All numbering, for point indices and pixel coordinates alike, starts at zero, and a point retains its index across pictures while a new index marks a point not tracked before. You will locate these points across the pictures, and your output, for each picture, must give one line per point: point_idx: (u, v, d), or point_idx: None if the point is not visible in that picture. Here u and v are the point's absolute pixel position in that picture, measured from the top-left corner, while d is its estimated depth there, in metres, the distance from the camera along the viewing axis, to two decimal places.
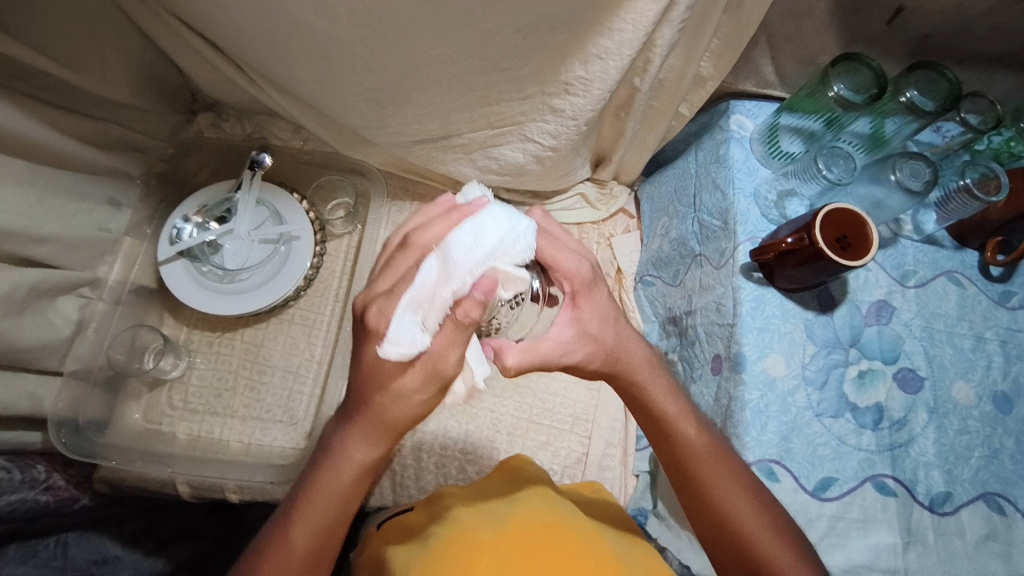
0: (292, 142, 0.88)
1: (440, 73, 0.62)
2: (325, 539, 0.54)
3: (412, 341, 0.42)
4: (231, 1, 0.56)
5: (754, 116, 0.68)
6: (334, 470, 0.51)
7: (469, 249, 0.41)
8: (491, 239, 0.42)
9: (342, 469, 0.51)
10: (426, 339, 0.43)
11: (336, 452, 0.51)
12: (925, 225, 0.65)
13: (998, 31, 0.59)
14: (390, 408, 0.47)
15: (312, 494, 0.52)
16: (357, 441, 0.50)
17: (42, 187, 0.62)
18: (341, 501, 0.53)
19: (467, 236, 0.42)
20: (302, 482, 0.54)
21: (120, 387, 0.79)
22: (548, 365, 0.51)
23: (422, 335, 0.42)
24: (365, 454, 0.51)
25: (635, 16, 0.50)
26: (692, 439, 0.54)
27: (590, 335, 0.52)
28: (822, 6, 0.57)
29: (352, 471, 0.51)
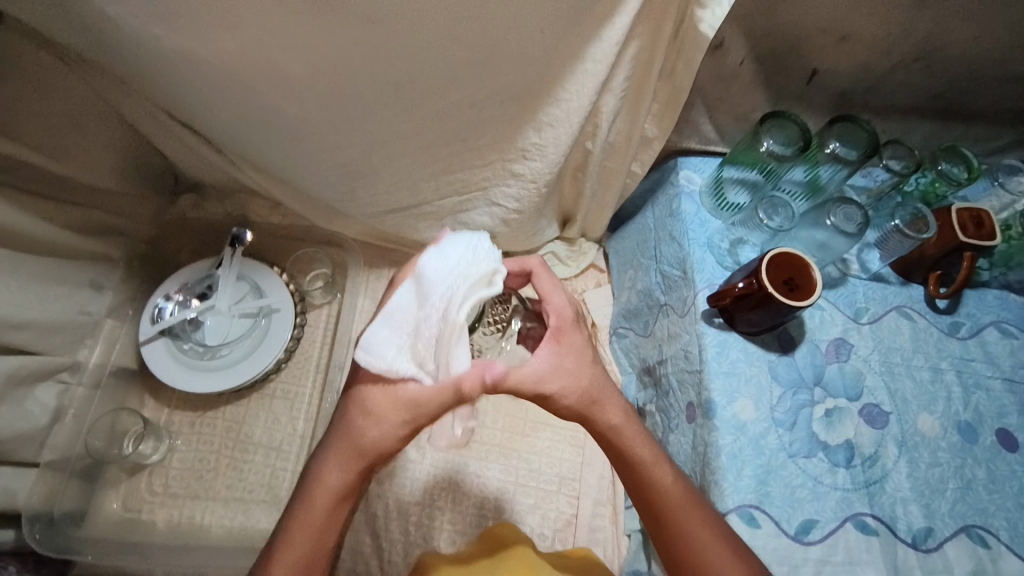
0: (272, 218, 0.92)
1: (405, 146, 0.67)
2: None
3: (386, 358, 0.44)
4: (210, 96, 0.61)
5: (700, 171, 0.74)
6: (312, 499, 0.51)
7: (437, 268, 0.44)
8: (457, 259, 0.44)
9: (320, 496, 0.50)
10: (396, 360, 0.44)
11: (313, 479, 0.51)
12: (870, 264, 0.69)
13: (907, 86, 0.66)
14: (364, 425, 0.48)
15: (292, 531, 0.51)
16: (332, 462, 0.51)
17: (26, 274, 0.64)
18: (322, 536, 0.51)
19: (434, 256, 0.45)
20: (282, 517, 0.52)
21: (97, 476, 0.78)
22: (520, 391, 0.50)
23: (391, 353, 0.44)
24: (340, 480, 0.50)
25: (577, 88, 0.56)
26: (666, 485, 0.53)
27: (569, 369, 0.52)
28: (745, 71, 0.64)
29: (329, 499, 0.50)
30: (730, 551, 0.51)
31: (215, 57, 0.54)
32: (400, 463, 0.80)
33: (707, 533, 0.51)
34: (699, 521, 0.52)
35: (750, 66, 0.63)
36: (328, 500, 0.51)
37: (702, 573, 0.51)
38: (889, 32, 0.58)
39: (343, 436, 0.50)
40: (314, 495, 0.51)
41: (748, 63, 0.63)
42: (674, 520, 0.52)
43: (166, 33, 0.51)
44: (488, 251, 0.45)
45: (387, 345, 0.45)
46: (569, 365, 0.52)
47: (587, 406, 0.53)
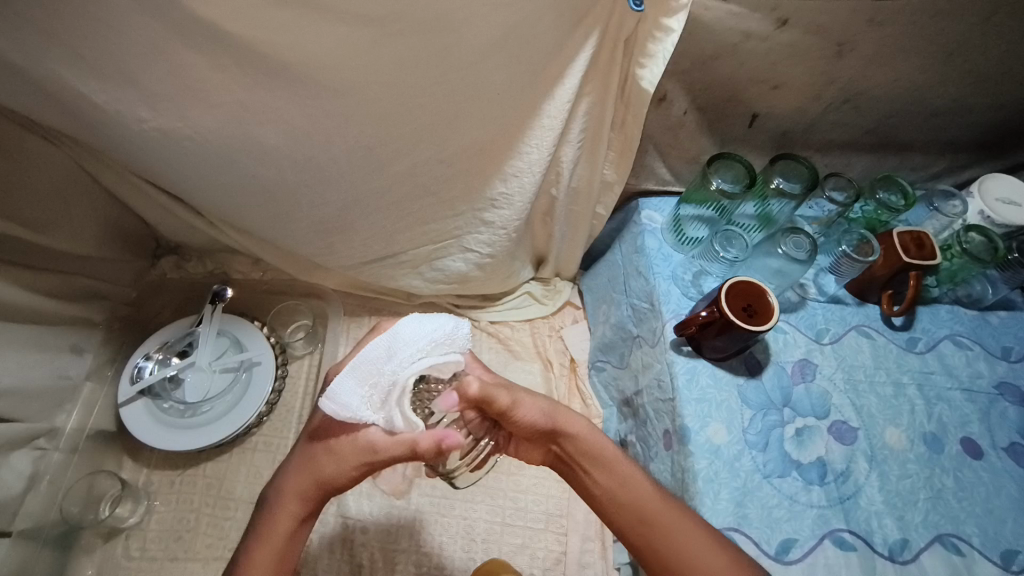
0: (253, 274, 0.94)
1: (379, 203, 0.70)
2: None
3: (352, 407, 0.46)
4: (190, 167, 0.65)
5: (661, 210, 0.79)
6: (272, 524, 0.54)
7: (413, 330, 0.48)
8: (432, 327, 0.48)
9: (281, 520, 0.54)
10: (362, 410, 0.47)
11: (274, 505, 0.55)
12: (827, 287, 0.73)
13: (840, 124, 0.71)
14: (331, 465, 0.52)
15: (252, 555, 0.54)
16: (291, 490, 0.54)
17: (5, 343, 0.65)
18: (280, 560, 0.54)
19: (411, 324, 0.48)
20: (244, 543, 0.55)
21: (72, 544, 0.75)
22: (497, 401, 0.54)
23: (358, 403, 0.46)
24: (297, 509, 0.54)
25: (538, 142, 0.60)
26: (641, 486, 0.56)
27: (526, 385, 0.58)
28: (690, 119, 0.69)
29: (287, 525, 0.54)
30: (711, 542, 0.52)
31: (193, 130, 0.57)
32: (386, 511, 0.79)
33: (685, 526, 0.53)
34: (679, 514, 0.54)
35: (694, 115, 0.69)
36: (288, 526, 0.54)
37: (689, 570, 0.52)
38: (815, 80, 0.64)
39: (303, 466, 0.54)
40: (277, 521, 0.54)
41: (692, 112, 0.68)
42: (656, 517, 0.54)
43: (147, 111, 0.55)
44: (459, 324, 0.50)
45: (353, 394, 0.47)
46: (523, 384, 0.58)
47: (556, 409, 0.58)
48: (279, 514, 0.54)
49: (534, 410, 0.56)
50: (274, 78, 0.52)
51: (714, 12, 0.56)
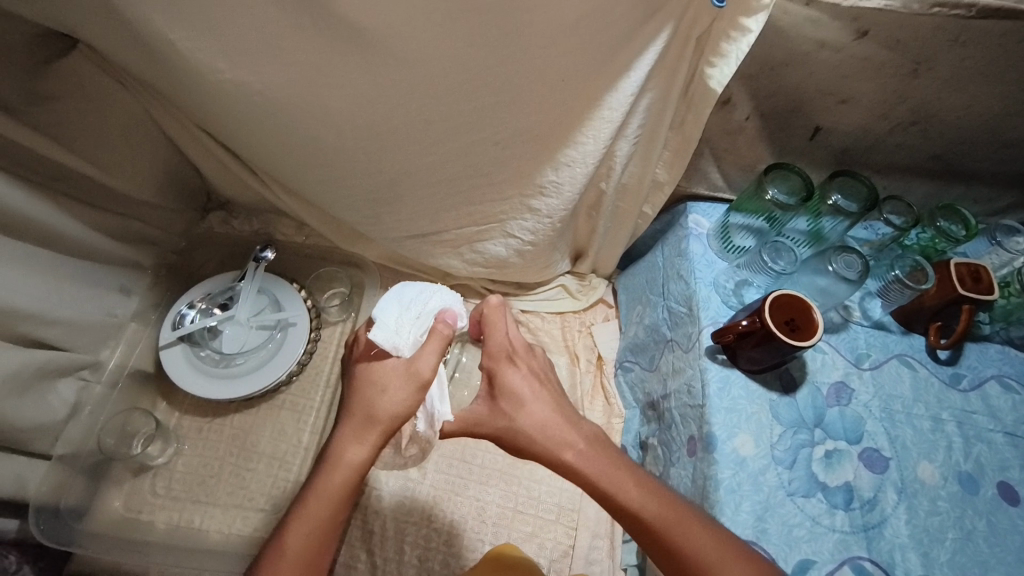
0: (296, 238, 0.96)
1: (429, 178, 0.71)
2: (311, 558, 0.53)
3: (388, 337, 0.55)
4: (253, 124, 0.67)
5: (709, 216, 0.77)
6: (328, 472, 0.54)
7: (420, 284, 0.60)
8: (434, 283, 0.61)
9: (337, 471, 0.54)
10: (395, 339, 0.56)
11: (333, 453, 0.55)
12: (872, 311, 0.72)
13: (905, 147, 0.69)
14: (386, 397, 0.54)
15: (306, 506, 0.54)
16: (351, 436, 0.55)
17: (63, 275, 0.68)
18: (331, 512, 0.54)
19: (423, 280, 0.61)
20: (298, 494, 0.56)
21: (104, 474, 0.79)
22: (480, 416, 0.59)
23: (392, 334, 0.56)
24: (356, 455, 0.54)
25: (595, 133, 0.60)
26: (639, 504, 0.53)
27: (529, 390, 0.58)
28: (750, 126, 0.68)
29: (344, 474, 0.54)
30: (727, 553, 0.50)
31: (263, 86, 0.59)
32: (401, 483, 0.81)
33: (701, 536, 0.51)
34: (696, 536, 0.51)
35: (756, 122, 0.67)
36: (346, 475, 0.54)
37: None
38: (885, 97, 0.62)
39: (364, 409, 0.55)
40: (332, 471, 0.54)
41: (755, 118, 0.67)
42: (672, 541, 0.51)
43: (223, 62, 0.57)
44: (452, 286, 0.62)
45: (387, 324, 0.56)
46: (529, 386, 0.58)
47: (552, 423, 0.57)
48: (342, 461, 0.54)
49: (533, 421, 0.56)
50: (345, 43, 0.53)
51: (792, 18, 0.54)
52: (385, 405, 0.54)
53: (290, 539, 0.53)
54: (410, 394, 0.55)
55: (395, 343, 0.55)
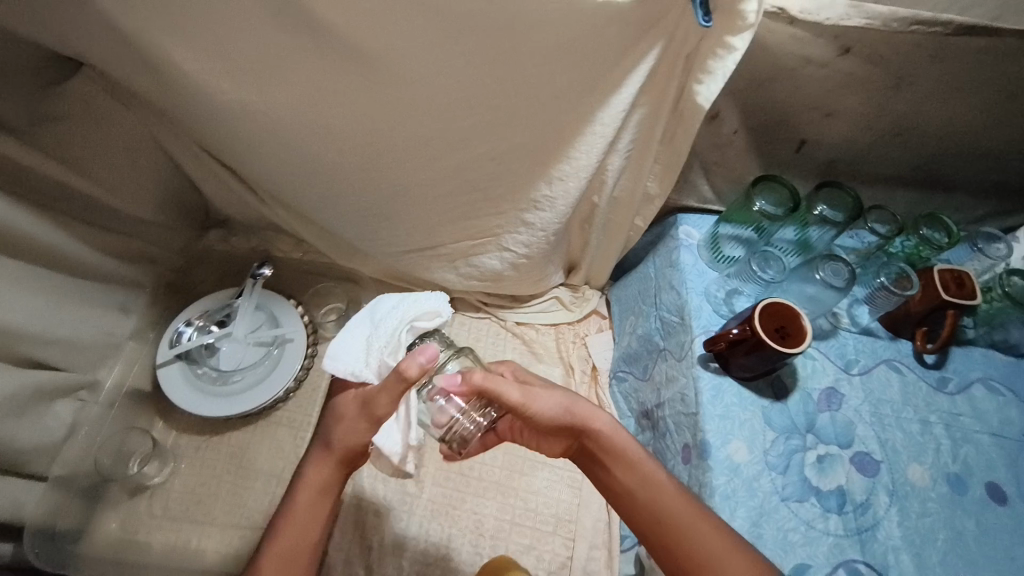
0: (293, 254, 0.97)
1: (426, 193, 0.72)
2: (291, 570, 0.57)
3: (349, 363, 0.54)
4: (254, 142, 0.68)
5: (699, 227, 0.79)
6: (296, 494, 0.59)
7: (392, 303, 0.57)
8: (407, 301, 0.57)
9: (302, 493, 0.59)
10: (359, 367, 0.54)
11: (302, 476, 0.59)
12: (860, 318, 0.73)
13: (888, 157, 0.72)
14: (344, 428, 0.56)
15: (282, 525, 0.58)
16: (313, 459, 0.60)
17: (62, 294, 0.68)
18: (302, 530, 0.58)
19: (392, 296, 0.58)
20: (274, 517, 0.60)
21: (100, 495, 0.79)
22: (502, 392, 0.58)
23: (355, 359, 0.54)
24: (317, 476, 0.59)
25: (588, 148, 0.61)
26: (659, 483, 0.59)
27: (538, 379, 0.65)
28: (739, 139, 0.70)
29: (310, 494, 0.58)
30: (732, 543, 0.53)
31: (266, 106, 0.61)
32: (400, 497, 0.81)
33: (705, 524, 0.54)
34: (693, 510, 0.56)
35: (743, 135, 0.70)
36: (313, 495, 0.59)
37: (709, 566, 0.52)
38: (868, 110, 0.64)
39: (320, 436, 0.59)
40: (302, 491, 0.59)
41: (742, 132, 0.69)
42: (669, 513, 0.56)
43: (227, 82, 0.58)
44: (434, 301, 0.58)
45: (350, 352, 0.54)
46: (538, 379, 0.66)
47: (577, 404, 0.63)
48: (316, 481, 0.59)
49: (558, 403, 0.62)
50: (348, 63, 0.54)
51: (777, 35, 0.57)
52: (341, 434, 0.57)
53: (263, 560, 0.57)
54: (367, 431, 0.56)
55: (356, 370, 0.53)
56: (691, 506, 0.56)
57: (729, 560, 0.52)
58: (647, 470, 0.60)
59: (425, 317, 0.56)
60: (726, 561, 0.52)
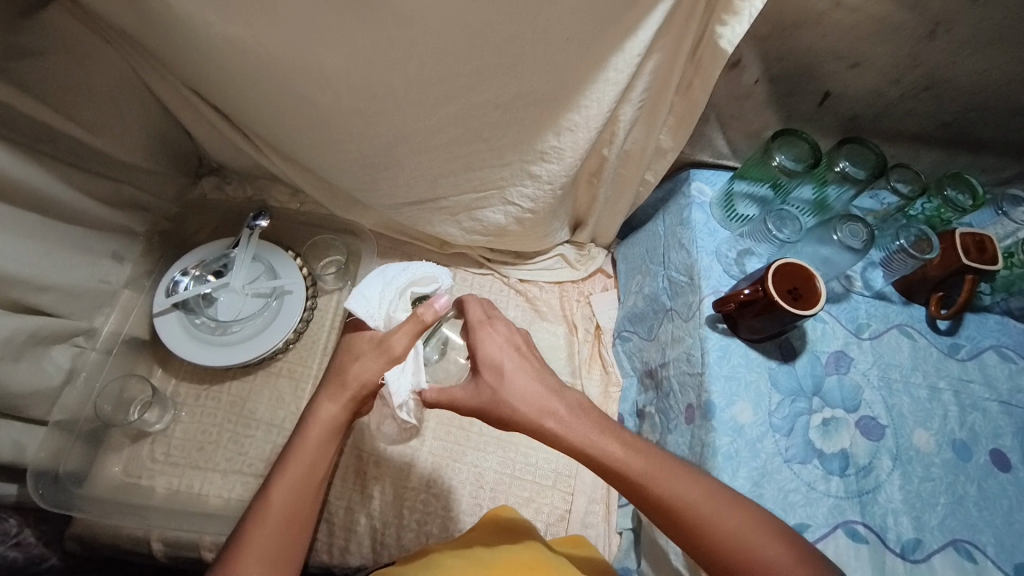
0: (290, 205, 0.95)
1: (428, 141, 0.69)
2: (294, 513, 0.55)
3: (367, 309, 0.62)
4: (246, 82, 0.64)
5: (712, 183, 0.76)
6: (307, 430, 0.57)
7: (400, 267, 0.66)
8: (413, 266, 0.67)
9: (314, 428, 0.57)
10: (374, 313, 0.62)
11: (312, 417, 0.58)
12: (874, 282, 0.71)
13: (916, 114, 0.68)
14: (362, 363, 0.58)
15: (290, 464, 0.56)
16: (326, 397, 0.59)
17: (53, 240, 0.66)
18: (309, 472, 0.56)
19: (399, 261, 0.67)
20: (278, 459, 0.57)
21: (102, 440, 0.79)
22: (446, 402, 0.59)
23: (373, 305, 0.62)
24: (333, 415, 0.58)
25: (598, 96, 0.58)
26: (625, 459, 0.54)
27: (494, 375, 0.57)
28: (759, 90, 0.66)
29: (320, 430, 0.57)
30: (719, 501, 0.51)
31: (255, 42, 0.57)
32: (400, 450, 0.81)
33: (688, 485, 0.52)
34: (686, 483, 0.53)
35: (764, 86, 0.66)
36: (323, 434, 0.57)
37: (701, 526, 0.51)
38: (899, 61, 0.60)
39: (336, 374, 0.59)
40: (310, 432, 0.57)
41: (764, 82, 0.65)
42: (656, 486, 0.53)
43: (212, 14, 0.54)
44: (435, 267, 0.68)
45: (368, 298, 0.63)
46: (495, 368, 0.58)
47: (503, 405, 0.56)
48: (327, 422, 0.58)
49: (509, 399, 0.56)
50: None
51: None
52: (357, 371, 0.58)
53: (275, 493, 0.54)
54: (381, 367, 0.58)
55: (371, 314, 0.61)
56: (669, 470, 0.53)
57: (721, 516, 0.50)
58: (608, 451, 0.55)
59: (431, 281, 0.66)
60: (718, 521, 0.50)
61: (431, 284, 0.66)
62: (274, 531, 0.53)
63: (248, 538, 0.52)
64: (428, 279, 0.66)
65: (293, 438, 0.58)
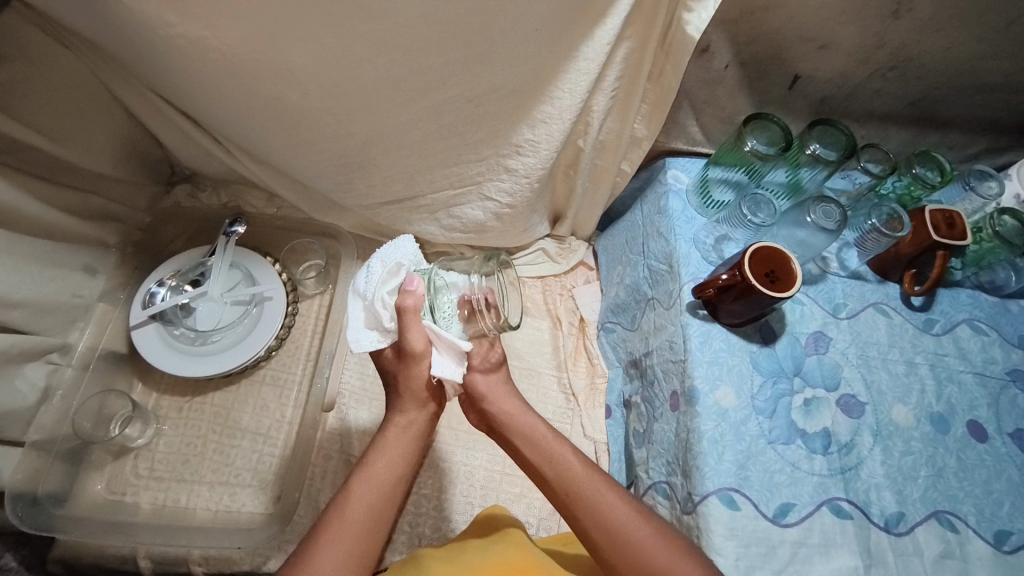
0: (266, 210, 0.94)
1: (403, 139, 0.68)
2: (380, 509, 0.55)
3: (369, 339, 0.56)
4: (213, 84, 0.63)
5: (688, 171, 0.77)
6: (389, 430, 0.60)
7: (365, 275, 0.57)
8: (374, 263, 0.57)
9: (397, 430, 0.60)
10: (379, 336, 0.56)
11: (392, 422, 0.60)
12: (849, 262, 0.72)
13: (884, 93, 0.69)
14: (405, 374, 0.58)
15: (373, 463, 0.57)
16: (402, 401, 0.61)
17: (20, 255, 0.64)
18: (396, 470, 0.58)
19: (364, 267, 0.58)
20: (359, 459, 0.59)
21: (83, 459, 0.77)
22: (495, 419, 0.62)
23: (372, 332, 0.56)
24: (414, 417, 0.60)
25: (570, 87, 0.58)
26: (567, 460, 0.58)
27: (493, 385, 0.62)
28: (730, 75, 0.67)
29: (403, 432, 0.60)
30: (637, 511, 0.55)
31: (220, 42, 0.56)
32: None
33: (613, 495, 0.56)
34: (611, 497, 0.55)
35: (735, 71, 0.66)
36: (402, 436, 0.60)
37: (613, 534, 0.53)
38: (865, 41, 0.61)
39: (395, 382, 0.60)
40: (391, 433, 0.60)
41: (734, 67, 0.66)
42: (581, 493, 0.56)
43: (173, 15, 0.53)
44: (398, 244, 0.57)
45: (363, 330, 0.57)
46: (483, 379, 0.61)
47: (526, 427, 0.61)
48: (405, 423, 0.60)
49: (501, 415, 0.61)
50: None
51: None
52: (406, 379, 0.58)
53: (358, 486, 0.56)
54: (421, 364, 0.56)
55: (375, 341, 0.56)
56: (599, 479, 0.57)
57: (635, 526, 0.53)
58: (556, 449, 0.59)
59: (398, 267, 0.56)
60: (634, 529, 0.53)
61: (401, 266, 0.56)
62: (359, 523, 0.54)
63: (332, 530, 0.53)
64: (395, 267, 0.56)
65: (374, 440, 0.60)
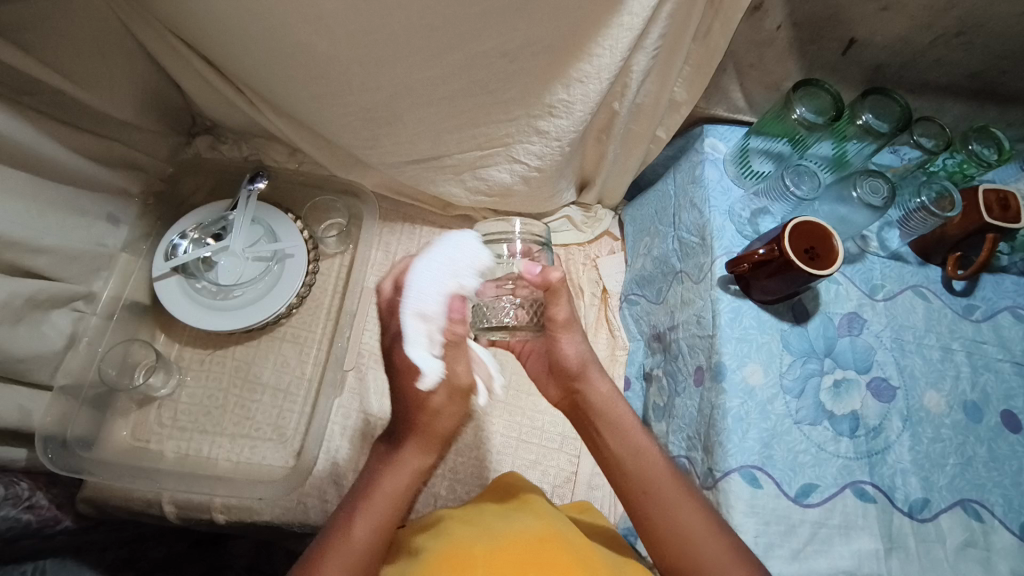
0: (288, 164, 0.91)
1: (432, 94, 0.66)
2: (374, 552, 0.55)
3: None
4: (238, 25, 0.60)
5: (726, 139, 0.73)
6: (394, 476, 0.58)
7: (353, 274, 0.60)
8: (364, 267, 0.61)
9: (406, 476, 0.59)
10: None
11: (397, 464, 0.59)
12: (890, 242, 0.69)
13: (946, 62, 0.65)
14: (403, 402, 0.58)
15: (372, 501, 0.57)
16: (418, 450, 0.59)
17: (44, 200, 0.63)
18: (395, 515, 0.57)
19: None
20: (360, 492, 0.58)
21: (109, 404, 0.79)
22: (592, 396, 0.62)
23: None
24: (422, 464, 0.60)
25: (612, 43, 0.55)
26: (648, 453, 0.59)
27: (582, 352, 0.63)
28: (782, 36, 0.62)
29: (410, 478, 0.59)
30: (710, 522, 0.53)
31: None
32: None
33: (689, 502, 0.55)
34: (687, 505, 0.55)
35: (788, 31, 0.62)
36: (408, 482, 0.59)
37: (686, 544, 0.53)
38: (934, 3, 0.57)
39: (417, 430, 0.58)
40: (394, 478, 0.58)
41: (787, 28, 0.61)
42: (656, 489, 0.56)
43: None
44: None
45: None
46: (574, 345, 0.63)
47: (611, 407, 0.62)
48: (404, 467, 0.59)
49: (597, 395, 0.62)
50: None
51: None
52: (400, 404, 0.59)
53: (358, 531, 0.55)
54: None
55: None
56: (677, 482, 0.57)
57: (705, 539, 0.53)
58: (635, 441, 0.60)
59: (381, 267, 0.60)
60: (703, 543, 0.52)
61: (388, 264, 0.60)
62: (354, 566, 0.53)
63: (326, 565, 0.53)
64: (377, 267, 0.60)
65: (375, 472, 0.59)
